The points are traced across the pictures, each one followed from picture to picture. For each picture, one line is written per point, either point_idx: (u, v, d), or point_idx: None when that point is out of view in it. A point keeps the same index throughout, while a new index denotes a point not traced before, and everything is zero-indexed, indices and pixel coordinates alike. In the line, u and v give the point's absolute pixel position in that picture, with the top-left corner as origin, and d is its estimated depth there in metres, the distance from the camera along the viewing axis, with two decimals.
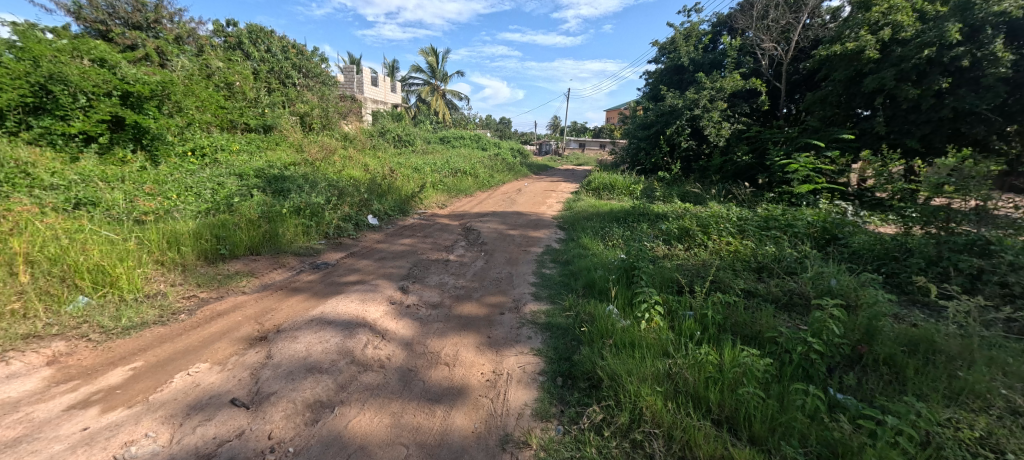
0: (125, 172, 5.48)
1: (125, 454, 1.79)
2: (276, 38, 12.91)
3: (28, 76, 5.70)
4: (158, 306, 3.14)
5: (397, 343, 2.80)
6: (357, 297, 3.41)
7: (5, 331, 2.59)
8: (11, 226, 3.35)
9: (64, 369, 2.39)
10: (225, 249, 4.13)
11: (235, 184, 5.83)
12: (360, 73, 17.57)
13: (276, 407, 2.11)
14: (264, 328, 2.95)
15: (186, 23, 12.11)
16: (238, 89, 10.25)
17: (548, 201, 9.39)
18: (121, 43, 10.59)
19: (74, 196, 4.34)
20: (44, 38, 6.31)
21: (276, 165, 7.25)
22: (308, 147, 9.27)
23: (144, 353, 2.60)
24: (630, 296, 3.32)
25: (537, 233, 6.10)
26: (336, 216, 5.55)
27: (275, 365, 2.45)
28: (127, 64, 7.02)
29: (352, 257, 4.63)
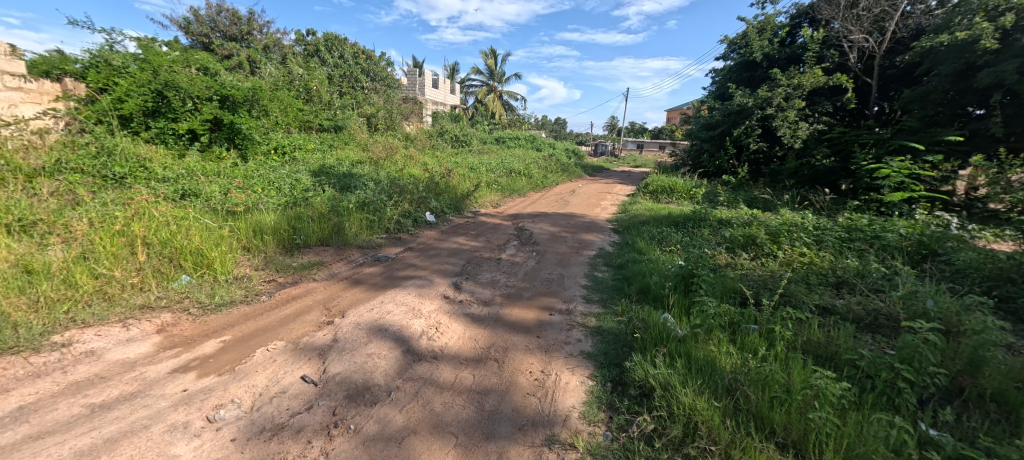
0: (220, 167, 6.19)
1: (216, 416, 2.04)
2: (349, 44, 13.89)
3: (149, 84, 6.64)
4: (244, 287, 3.53)
5: (449, 337, 2.93)
6: (414, 291, 3.59)
7: (128, 301, 3.05)
8: (134, 212, 3.94)
9: (170, 337, 2.77)
10: (300, 239, 4.55)
11: (309, 179, 6.37)
12: (422, 76, 18.40)
13: (341, 387, 2.30)
14: (330, 314, 3.22)
15: (273, 34, 13.45)
16: (315, 93, 11.17)
17: (603, 203, 9.23)
18: (220, 53, 12.00)
19: (181, 188, 5.00)
20: (162, 51, 7.31)
21: (344, 163, 7.83)
22: (373, 147, 9.90)
23: (231, 328, 2.95)
24: (687, 304, 3.20)
25: (590, 236, 6.02)
26: (397, 212, 5.87)
27: (340, 348, 2.66)
28: (225, 72, 7.97)
29: (410, 252, 4.88)
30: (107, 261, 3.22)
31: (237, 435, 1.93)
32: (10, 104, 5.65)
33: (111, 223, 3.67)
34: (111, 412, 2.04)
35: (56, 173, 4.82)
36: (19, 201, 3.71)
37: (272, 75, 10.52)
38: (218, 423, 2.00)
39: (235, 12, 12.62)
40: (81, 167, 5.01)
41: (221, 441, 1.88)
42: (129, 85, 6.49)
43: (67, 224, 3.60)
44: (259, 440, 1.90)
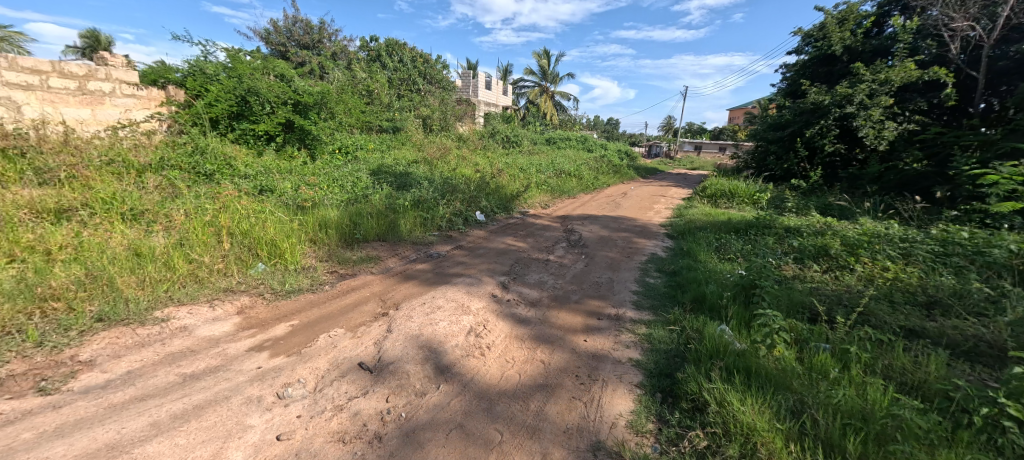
0: (292, 166, 6.74)
1: (285, 393, 2.22)
2: (408, 49, 14.49)
3: (235, 90, 7.36)
4: (310, 277, 3.82)
5: (497, 335, 2.98)
6: (463, 288, 3.68)
7: (214, 284, 3.41)
8: (220, 204, 4.39)
9: (248, 319, 3.06)
10: (360, 233, 4.84)
11: (369, 178, 6.74)
12: (476, 78, 18.78)
13: (395, 375, 2.41)
14: (385, 306, 3.39)
15: (340, 41, 14.36)
16: (377, 96, 11.78)
17: (657, 207, 8.92)
18: (295, 60, 13.02)
19: (259, 184, 5.50)
20: (246, 59, 8.05)
21: (401, 163, 8.20)
22: (428, 147, 10.26)
23: (298, 313, 3.20)
24: (748, 317, 3.02)
25: (642, 241, 5.84)
26: (449, 210, 6.05)
27: (394, 337, 2.79)
28: (299, 78, 8.64)
29: (460, 250, 5.01)
30: (198, 248, 3.62)
31: (302, 412, 2.09)
32: (125, 109, 6.62)
33: (202, 214, 4.11)
34: (198, 382, 2.29)
35: (159, 169, 5.48)
36: (132, 193, 4.27)
37: (339, 79, 11.24)
38: (286, 400, 2.18)
39: (308, 22, 13.63)
40: (179, 164, 5.65)
41: (288, 417, 2.05)
42: (218, 91, 7.23)
43: (168, 215, 4.08)
44: (321, 420, 2.04)
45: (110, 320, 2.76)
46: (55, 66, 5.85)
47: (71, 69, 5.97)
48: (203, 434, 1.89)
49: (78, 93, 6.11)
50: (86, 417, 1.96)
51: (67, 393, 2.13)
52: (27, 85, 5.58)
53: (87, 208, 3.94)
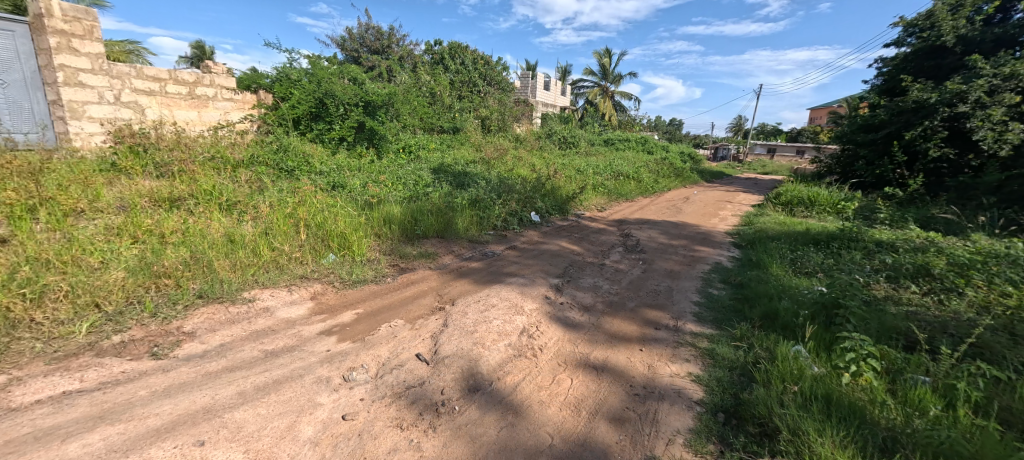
0: (361, 164, 7.19)
1: (350, 376, 2.38)
2: (470, 51, 14.83)
3: (314, 93, 8.00)
4: (374, 269, 4.05)
5: (549, 337, 2.97)
6: (517, 288, 3.71)
7: (292, 270, 3.73)
8: (299, 198, 4.80)
9: (319, 304, 3.31)
10: (420, 230, 5.05)
11: (430, 176, 7.00)
12: (535, 79, 18.82)
13: (449, 368, 2.48)
14: (442, 301, 3.51)
15: (406, 46, 15.06)
16: (439, 98, 12.21)
17: (723, 214, 8.38)
18: (366, 65, 13.86)
19: (332, 181, 5.93)
20: (324, 65, 8.69)
21: (460, 162, 8.43)
22: (486, 147, 10.46)
23: (363, 302, 3.41)
24: (829, 340, 2.74)
25: (705, 249, 5.52)
26: (505, 210, 6.12)
27: (450, 331, 2.88)
28: (369, 81, 9.19)
29: (514, 250, 5.06)
30: (280, 237, 3.98)
31: (365, 396, 2.23)
32: (224, 112, 7.53)
33: (284, 207, 4.51)
34: (277, 359, 2.51)
35: (249, 165, 6.10)
36: (227, 187, 4.80)
37: (405, 82, 11.79)
38: (351, 383, 2.33)
39: (379, 29, 14.46)
40: (266, 161, 6.26)
41: (353, 399, 2.19)
42: (301, 95, 7.92)
43: (255, 207, 4.53)
44: (381, 405, 2.15)
45: (208, 297, 3.12)
46: (172, 75, 6.71)
47: (183, 76, 6.84)
48: (280, 407, 2.07)
49: (188, 98, 6.99)
50: (187, 382, 2.22)
51: (173, 359, 2.43)
52: (150, 91, 6.46)
53: (192, 198, 4.49)
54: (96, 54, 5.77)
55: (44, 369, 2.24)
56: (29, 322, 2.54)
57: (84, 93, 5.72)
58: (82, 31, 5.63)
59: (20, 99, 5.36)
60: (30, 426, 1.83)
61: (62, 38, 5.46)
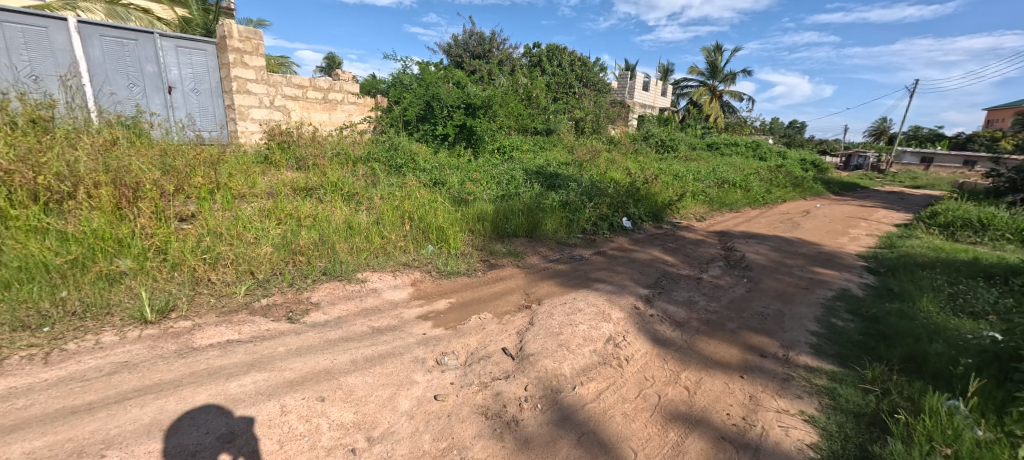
0: (459, 163, 7.64)
1: (442, 360, 2.56)
2: (568, 53, 14.77)
3: (423, 96, 8.69)
4: (467, 262, 4.28)
5: (637, 349, 2.85)
6: (605, 295, 3.62)
7: (397, 257, 4.11)
8: (406, 193, 5.26)
9: (418, 291, 3.61)
10: (511, 228, 5.20)
11: (522, 176, 7.17)
12: (633, 79, 18.13)
13: (535, 365, 2.52)
14: (528, 299, 3.58)
15: (506, 49, 15.57)
16: (535, 99, 12.41)
17: (853, 232, 7.22)
18: (468, 69, 14.64)
19: (433, 178, 6.40)
20: (432, 70, 9.39)
21: (552, 164, 8.50)
22: (578, 150, 10.36)
23: (455, 293, 3.63)
24: (1004, 399, 2.21)
25: (828, 272, 4.80)
26: (595, 214, 6.01)
27: (537, 329, 2.92)
28: (472, 85, 9.70)
29: (602, 256, 4.94)
30: (389, 227, 4.41)
31: (455, 380, 2.37)
32: (349, 114, 8.60)
33: (393, 200, 4.99)
34: (381, 336, 2.80)
35: (366, 161, 6.84)
36: (349, 180, 5.46)
37: (503, 85, 12.19)
38: (443, 367, 2.50)
39: (481, 34, 15.15)
40: (379, 158, 6.92)
41: (443, 381, 2.35)
42: (411, 98, 8.66)
43: (369, 199, 5.08)
44: (468, 391, 2.28)
45: (330, 275, 3.59)
46: (312, 83, 7.81)
47: (320, 84, 7.90)
48: (383, 379, 2.30)
49: (323, 102, 8.09)
50: (313, 345, 2.59)
51: (303, 324, 2.86)
52: (295, 97, 7.61)
53: (321, 189, 5.20)
54: (259, 67, 6.98)
55: (215, 320, 2.79)
56: (207, 281, 3.18)
57: (250, 99, 6.96)
58: (251, 49, 6.86)
59: (207, 104, 6.85)
60: (206, 363, 2.30)
61: (237, 54, 6.72)
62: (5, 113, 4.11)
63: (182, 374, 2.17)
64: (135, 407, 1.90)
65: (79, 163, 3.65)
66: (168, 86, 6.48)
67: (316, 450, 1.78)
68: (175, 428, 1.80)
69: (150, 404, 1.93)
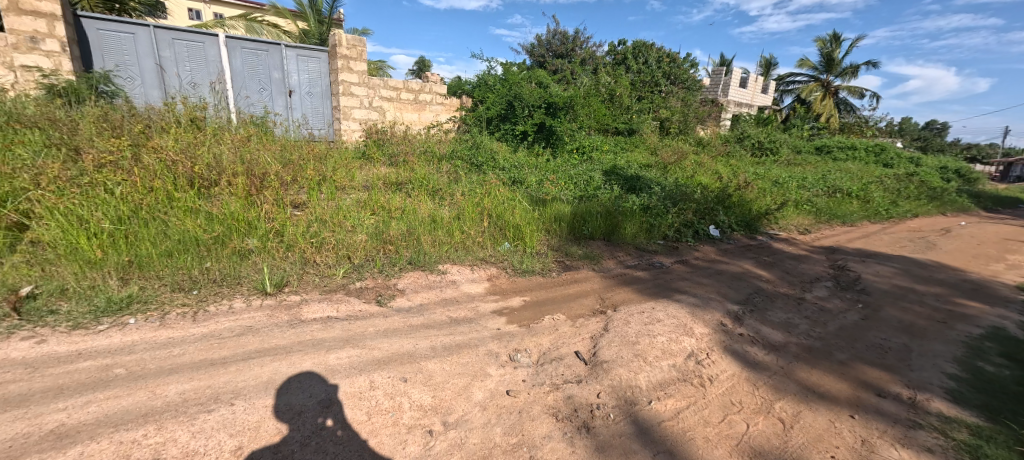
0: (538, 162, 7.68)
1: (515, 357, 2.60)
2: (656, 49, 13.89)
3: (505, 96, 8.84)
4: (542, 262, 4.30)
5: (724, 369, 2.63)
6: (687, 307, 3.40)
7: (475, 252, 4.26)
8: (486, 190, 5.43)
9: (494, 286, 3.72)
10: (588, 230, 5.10)
11: (601, 178, 6.99)
12: (729, 76, 16.70)
13: (609, 372, 2.45)
14: (603, 305, 3.49)
15: (590, 48, 15.26)
16: (618, 98, 12.00)
17: (1011, 258, 5.93)
18: (550, 68, 14.63)
19: (512, 176, 6.51)
20: (515, 71, 9.53)
21: (633, 165, 8.17)
22: (663, 151, 9.81)
23: (530, 291, 3.67)
24: None
25: (974, 305, 3.99)
26: (679, 220, 5.66)
27: (612, 336, 2.84)
28: (554, 84, 9.64)
29: (685, 265, 4.64)
30: (469, 222, 4.58)
31: (527, 378, 2.40)
32: (436, 114, 9.10)
33: (473, 196, 5.19)
34: (459, 327, 2.93)
35: (449, 159, 7.18)
36: (433, 177, 5.78)
37: (585, 84, 11.98)
38: (516, 363, 2.54)
39: (565, 33, 15.03)
40: (461, 156, 7.21)
41: (516, 378, 2.39)
42: (494, 98, 8.89)
43: (451, 195, 5.32)
44: (540, 390, 2.29)
45: (414, 265, 3.84)
46: (405, 85, 8.38)
47: (412, 85, 8.45)
48: (459, 368, 2.41)
49: (413, 103, 8.65)
50: (397, 328, 2.80)
51: (389, 308, 3.09)
52: (390, 98, 8.23)
53: (409, 184, 5.58)
54: (361, 71, 7.67)
55: (318, 297, 3.14)
56: (313, 262, 3.58)
57: (352, 100, 7.69)
58: (355, 55, 7.55)
59: (319, 106, 7.76)
60: (311, 334, 2.59)
61: (344, 60, 7.46)
62: (172, 114, 5.00)
63: (292, 342, 2.48)
64: (257, 366, 2.21)
65: (223, 155, 4.32)
66: (290, 90, 7.42)
67: (399, 426, 1.92)
68: (286, 388, 2.06)
69: (268, 365, 2.23)
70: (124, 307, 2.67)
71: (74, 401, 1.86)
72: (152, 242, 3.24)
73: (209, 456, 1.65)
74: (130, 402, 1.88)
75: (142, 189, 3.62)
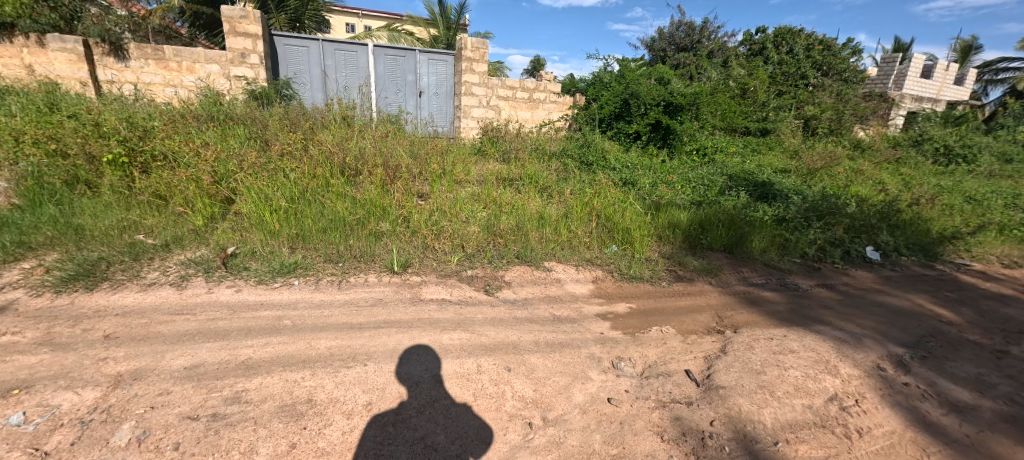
0: (652, 163, 7.26)
1: (618, 364, 2.52)
2: (804, 35, 11.85)
3: (621, 93, 8.50)
4: (651, 268, 4.07)
5: (878, 422, 2.18)
6: (829, 342, 2.89)
7: (581, 253, 4.22)
8: (596, 190, 5.33)
9: (599, 288, 3.64)
10: (706, 239, 4.67)
11: (724, 182, 6.33)
12: (906, 64, 13.66)
13: (725, 400, 2.22)
14: (721, 324, 3.17)
15: (721, 39, 13.84)
16: (751, 93, 10.68)
17: None
18: (671, 63, 13.67)
19: (623, 177, 6.28)
20: (634, 67, 9.11)
21: (765, 170, 7.22)
22: (807, 155, 8.46)
23: (637, 298, 3.50)
24: None
25: None
26: (823, 236, 4.84)
27: (730, 362, 2.56)
28: (676, 79, 8.90)
29: (828, 291, 3.96)
30: (576, 222, 4.54)
31: (630, 389, 2.30)
32: (549, 112, 9.21)
33: (582, 195, 5.13)
34: (561, 325, 2.94)
35: (559, 156, 7.21)
36: (543, 175, 5.87)
37: (712, 79, 10.92)
38: (619, 371, 2.46)
39: (691, 24, 13.83)
40: (572, 155, 7.17)
41: (618, 387, 2.31)
42: (609, 96, 8.62)
43: (560, 193, 5.35)
44: (644, 405, 2.18)
45: (521, 260, 3.95)
46: (521, 84, 8.64)
47: (528, 84, 8.67)
48: (560, 367, 2.42)
49: (528, 101, 8.89)
50: (502, 318, 2.92)
51: (496, 298, 3.25)
52: (506, 97, 8.58)
53: (520, 180, 5.76)
54: (482, 72, 8.12)
55: (435, 279, 3.44)
56: (433, 247, 3.92)
57: (472, 99, 8.23)
58: (478, 56, 8.01)
59: (444, 106, 8.49)
60: (427, 313, 2.85)
61: (468, 62, 7.98)
62: (330, 112, 5.92)
63: (412, 318, 2.76)
64: (385, 335, 2.51)
65: (366, 149, 4.98)
66: (420, 91, 8.22)
67: (501, 413, 2.00)
68: (406, 358, 2.31)
69: (393, 336, 2.52)
70: (291, 271, 3.26)
71: (258, 341, 2.35)
72: (312, 218, 3.87)
73: (347, 405, 1.93)
74: (294, 349, 2.30)
75: (309, 175, 4.35)
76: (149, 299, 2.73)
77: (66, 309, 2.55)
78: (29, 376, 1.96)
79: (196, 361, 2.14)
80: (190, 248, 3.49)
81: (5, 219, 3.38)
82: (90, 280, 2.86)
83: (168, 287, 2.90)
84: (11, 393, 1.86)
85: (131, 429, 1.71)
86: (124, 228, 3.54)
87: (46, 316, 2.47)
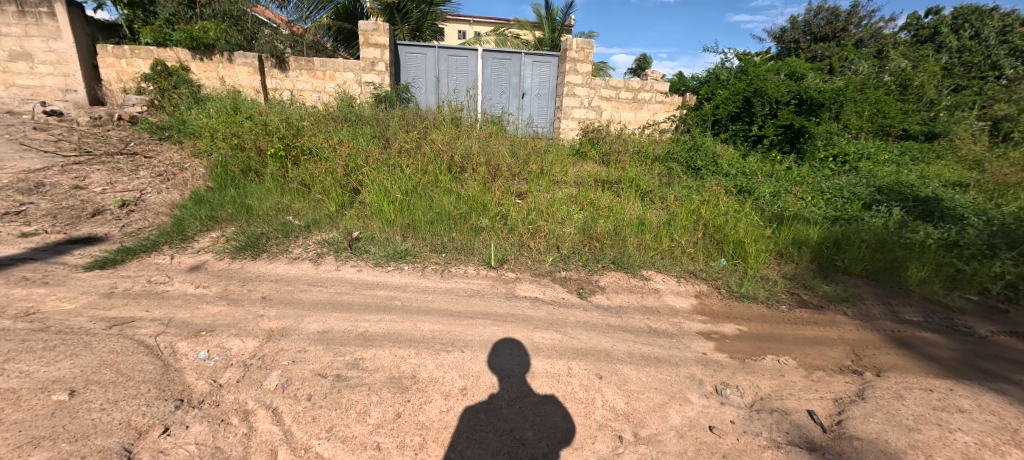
0: (774, 170, 6.46)
1: (723, 391, 2.29)
2: (998, 15, 9.48)
3: (742, 91, 7.66)
4: (768, 289, 3.62)
5: None
6: (1017, 407, 2.27)
7: (684, 264, 3.93)
8: (706, 197, 4.91)
9: (704, 305, 3.35)
10: (841, 261, 4.00)
11: (870, 196, 5.35)
12: None
13: (859, 455, 1.89)
14: (859, 363, 2.69)
15: (875, 25, 11.72)
16: (915, 89, 8.86)
17: None
18: (806, 55, 11.95)
19: (738, 185, 5.69)
20: (759, 61, 8.18)
21: (930, 183, 5.92)
22: (994, 165, 6.75)
23: (749, 321, 3.15)
24: None
25: None
26: (1016, 270, 3.80)
27: (868, 411, 2.16)
28: (812, 74, 7.77)
29: (1019, 341, 3.11)
30: (680, 230, 4.24)
31: (736, 421, 2.08)
32: (654, 113, 8.71)
33: (688, 202, 4.78)
34: (659, 339, 2.77)
35: (664, 159, 6.81)
36: (645, 178, 5.60)
37: (860, 72, 9.31)
38: (723, 398, 2.24)
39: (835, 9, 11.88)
40: (678, 158, 6.70)
41: (723, 415, 2.10)
42: (726, 95, 7.82)
43: (663, 198, 5.06)
44: (753, 441, 1.95)
45: (617, 265, 3.83)
46: (626, 83, 8.34)
47: (634, 84, 8.34)
48: (656, 383, 2.29)
49: (632, 102, 8.53)
50: (595, 323, 2.86)
51: (588, 302, 3.19)
52: (609, 98, 8.38)
53: (620, 183, 5.58)
54: (587, 72, 8.03)
55: (529, 277, 3.51)
56: (528, 246, 3.99)
57: (573, 100, 8.23)
58: (583, 57, 7.93)
59: (546, 107, 8.60)
60: (521, 310, 2.92)
61: (573, 63, 7.96)
62: (442, 114, 6.39)
63: (506, 313, 2.85)
64: (480, 326, 2.63)
65: (472, 148, 5.27)
66: (524, 92, 8.44)
67: (590, 421, 1.96)
68: (499, 351, 2.39)
69: (487, 327, 2.63)
70: (402, 257, 3.59)
71: (373, 317, 2.64)
72: (422, 211, 4.21)
73: (445, 387, 2.07)
74: (402, 328, 2.53)
75: (422, 172, 4.74)
76: (294, 270, 3.25)
77: (238, 272, 3.17)
78: (213, 322, 2.48)
79: (326, 327, 2.49)
80: (325, 230, 4.05)
81: (202, 197, 4.30)
82: (255, 250, 3.50)
83: (308, 262, 3.41)
84: (201, 334, 2.37)
85: (278, 376, 2.06)
86: (280, 210, 4.24)
87: (225, 276, 3.09)
